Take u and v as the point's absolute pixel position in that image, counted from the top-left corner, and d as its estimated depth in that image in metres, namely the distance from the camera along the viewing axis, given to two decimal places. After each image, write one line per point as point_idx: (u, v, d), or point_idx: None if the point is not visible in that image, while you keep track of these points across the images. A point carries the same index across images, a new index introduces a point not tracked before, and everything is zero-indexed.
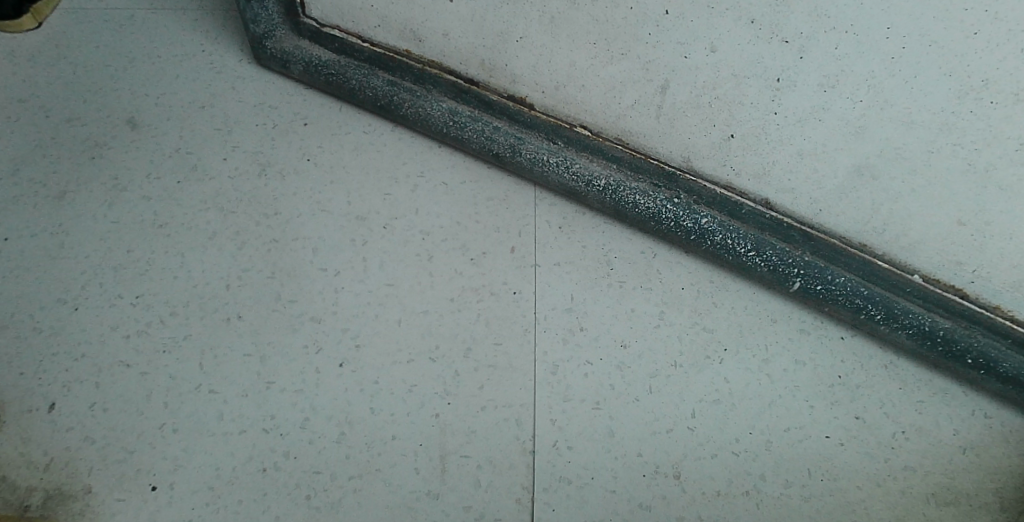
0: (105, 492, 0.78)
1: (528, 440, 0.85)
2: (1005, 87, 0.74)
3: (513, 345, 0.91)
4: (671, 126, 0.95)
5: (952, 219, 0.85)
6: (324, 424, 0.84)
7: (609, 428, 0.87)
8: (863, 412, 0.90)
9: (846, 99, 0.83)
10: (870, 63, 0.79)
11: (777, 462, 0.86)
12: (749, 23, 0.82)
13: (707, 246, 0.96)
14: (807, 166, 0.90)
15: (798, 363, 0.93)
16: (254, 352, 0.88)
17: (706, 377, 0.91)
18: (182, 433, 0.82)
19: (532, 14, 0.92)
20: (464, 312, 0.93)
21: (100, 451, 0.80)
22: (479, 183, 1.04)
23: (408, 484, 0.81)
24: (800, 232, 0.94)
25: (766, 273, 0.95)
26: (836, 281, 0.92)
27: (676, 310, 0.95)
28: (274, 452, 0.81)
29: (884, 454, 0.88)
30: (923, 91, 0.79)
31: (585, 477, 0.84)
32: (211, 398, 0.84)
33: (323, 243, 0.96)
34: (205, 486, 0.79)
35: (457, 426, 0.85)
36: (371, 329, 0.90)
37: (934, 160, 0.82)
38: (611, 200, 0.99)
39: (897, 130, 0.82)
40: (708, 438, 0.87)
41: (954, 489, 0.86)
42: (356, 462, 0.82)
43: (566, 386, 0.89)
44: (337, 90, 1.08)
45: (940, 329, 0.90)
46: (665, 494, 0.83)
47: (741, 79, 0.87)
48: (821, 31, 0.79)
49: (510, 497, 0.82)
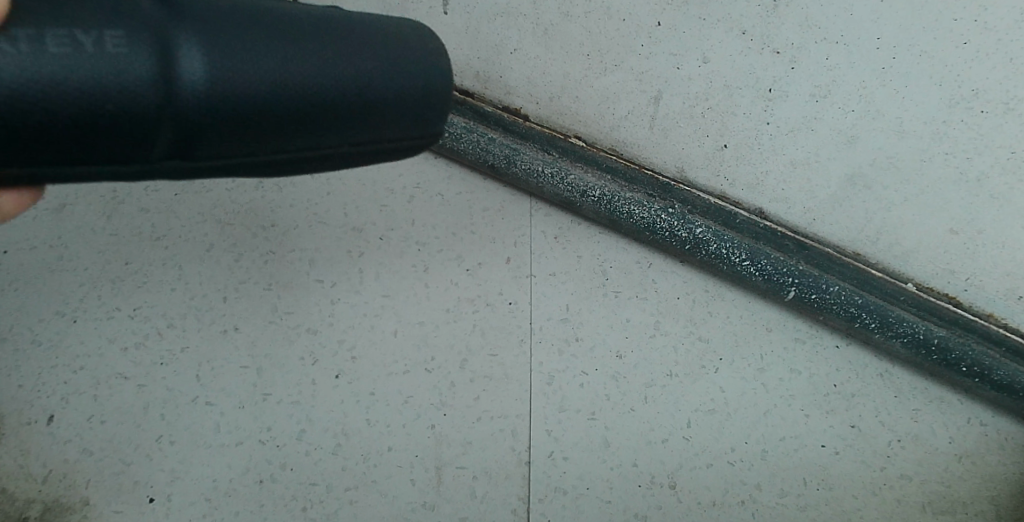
0: (105, 503, 0.82)
1: (524, 450, 0.86)
2: (994, 95, 0.78)
3: (508, 355, 0.92)
4: (664, 136, 0.94)
5: (944, 228, 0.86)
6: (321, 435, 0.86)
7: (605, 437, 0.87)
8: (858, 420, 0.90)
9: (837, 109, 0.84)
10: (860, 73, 0.81)
11: (772, 471, 0.87)
12: (740, 35, 0.85)
13: (702, 256, 0.93)
14: (798, 175, 0.90)
15: (794, 372, 0.93)
16: (251, 364, 0.90)
17: (702, 387, 0.91)
18: (179, 445, 0.85)
19: (526, 25, 0.94)
20: (459, 323, 0.94)
21: (99, 463, 0.83)
22: (474, 194, 1.03)
23: (405, 494, 0.84)
24: (793, 241, 0.93)
25: (762, 283, 0.92)
26: (830, 289, 0.90)
27: (672, 319, 0.95)
28: (270, 464, 0.84)
29: (880, 463, 0.88)
30: (913, 100, 0.81)
31: (580, 488, 0.85)
32: (209, 410, 0.87)
33: (321, 255, 0.97)
34: (201, 498, 0.83)
35: (453, 437, 0.87)
36: (367, 340, 0.92)
37: (927, 169, 0.84)
38: (605, 210, 0.94)
39: (888, 139, 0.84)
40: (703, 447, 0.88)
41: (947, 498, 0.86)
42: (352, 473, 0.84)
43: (562, 396, 0.90)
44: None
45: (936, 337, 0.88)
46: (661, 505, 0.84)
47: (733, 90, 0.88)
48: (812, 41, 0.82)
49: (506, 507, 0.83)
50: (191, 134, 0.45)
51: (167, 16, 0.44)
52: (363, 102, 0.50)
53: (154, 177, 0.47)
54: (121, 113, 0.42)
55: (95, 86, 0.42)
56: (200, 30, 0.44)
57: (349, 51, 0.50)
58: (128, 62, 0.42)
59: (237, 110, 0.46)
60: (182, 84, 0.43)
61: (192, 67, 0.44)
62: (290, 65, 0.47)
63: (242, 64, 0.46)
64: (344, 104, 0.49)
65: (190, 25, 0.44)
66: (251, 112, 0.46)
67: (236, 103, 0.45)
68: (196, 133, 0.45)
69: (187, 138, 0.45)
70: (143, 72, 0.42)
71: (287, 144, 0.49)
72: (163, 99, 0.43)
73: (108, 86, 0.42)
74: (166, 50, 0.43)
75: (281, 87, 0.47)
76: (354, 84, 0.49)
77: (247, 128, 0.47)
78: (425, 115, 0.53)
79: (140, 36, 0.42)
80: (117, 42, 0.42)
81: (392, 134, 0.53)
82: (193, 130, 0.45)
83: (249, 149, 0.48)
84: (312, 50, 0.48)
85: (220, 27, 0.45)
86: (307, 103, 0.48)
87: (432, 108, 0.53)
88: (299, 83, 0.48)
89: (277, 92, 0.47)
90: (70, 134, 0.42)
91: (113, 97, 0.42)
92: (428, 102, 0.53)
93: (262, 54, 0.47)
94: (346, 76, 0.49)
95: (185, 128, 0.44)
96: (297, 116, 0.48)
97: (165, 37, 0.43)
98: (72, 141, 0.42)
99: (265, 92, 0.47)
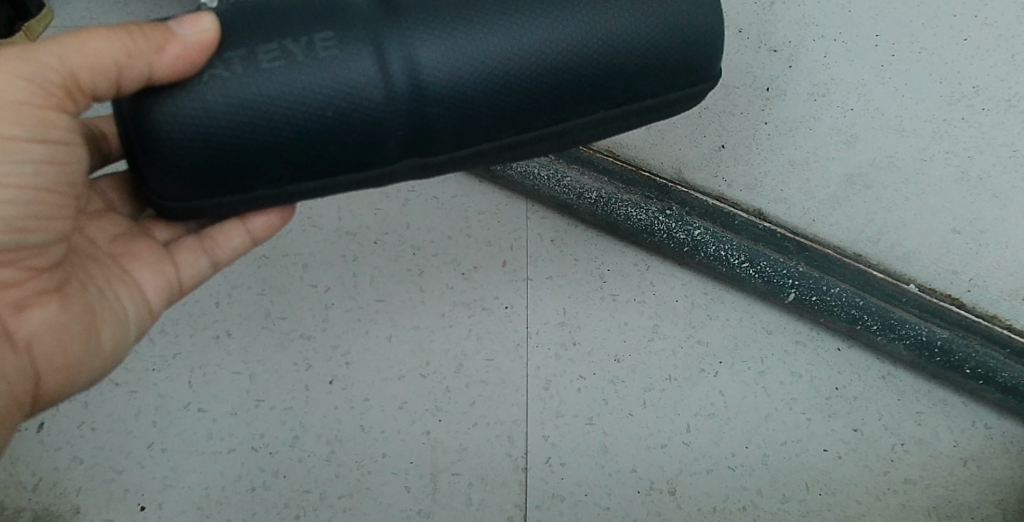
0: (94, 511, 0.80)
1: (521, 456, 0.85)
2: (995, 94, 0.74)
3: (505, 360, 0.91)
4: (661, 137, 0.95)
5: (946, 228, 0.84)
6: (314, 442, 0.85)
7: (602, 443, 0.86)
8: (861, 424, 0.89)
9: (837, 108, 0.81)
10: (859, 71, 0.78)
11: (773, 477, 0.85)
12: (736, 33, 0.82)
13: (701, 258, 0.92)
14: (799, 175, 0.88)
15: (795, 375, 0.92)
16: (243, 370, 0.89)
17: (701, 391, 0.90)
18: (170, 452, 0.84)
19: None
20: (455, 327, 0.93)
21: (90, 471, 0.82)
22: (468, 196, 1.02)
23: (400, 502, 0.82)
24: (793, 243, 0.92)
25: (760, 285, 0.91)
26: (830, 291, 0.89)
27: (671, 323, 0.94)
28: (263, 471, 0.83)
29: (884, 467, 0.86)
30: (914, 98, 0.78)
31: (578, 494, 0.83)
32: (201, 417, 0.86)
33: (315, 260, 0.96)
34: (192, 505, 0.81)
35: (449, 443, 0.85)
36: (362, 345, 0.91)
37: (927, 169, 0.81)
38: (602, 213, 0.94)
39: (888, 139, 0.81)
40: (702, 452, 0.86)
41: (953, 502, 0.85)
42: (345, 480, 0.83)
43: (559, 401, 0.88)
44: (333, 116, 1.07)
45: (938, 339, 0.87)
46: (660, 511, 0.83)
47: (731, 89, 0.86)
48: (810, 38, 0.79)
49: (502, 514, 0.82)
50: (422, 131, 0.54)
51: (380, 26, 0.53)
52: (576, 71, 0.55)
53: (401, 174, 0.57)
54: (346, 112, 0.52)
55: (327, 95, 0.52)
56: (412, 32, 0.53)
57: (564, 17, 0.55)
58: (354, 71, 0.52)
59: (461, 101, 0.54)
60: (397, 82, 0.53)
61: (416, 65, 0.53)
62: (510, 44, 0.54)
63: (456, 54, 0.53)
64: (562, 74, 0.55)
65: (405, 29, 0.53)
66: (471, 102, 0.54)
67: (453, 100, 0.54)
68: (429, 127, 0.54)
69: (422, 134, 0.54)
70: (359, 76, 0.52)
71: (524, 127, 0.56)
72: (384, 99, 0.53)
73: (332, 93, 0.52)
74: (391, 57, 0.52)
75: (497, 72, 0.54)
76: (560, 58, 0.55)
77: (470, 119, 0.55)
78: (659, 65, 0.57)
79: (348, 43, 0.52)
80: (329, 47, 0.52)
81: (623, 98, 0.58)
82: (420, 127, 0.54)
83: (478, 139, 0.56)
84: (526, 22, 0.54)
85: (434, 22, 0.53)
86: (525, 78, 0.55)
87: (669, 59, 0.57)
88: (508, 73, 0.54)
89: (492, 79, 0.54)
90: (313, 141, 0.53)
91: (340, 97, 0.52)
92: (657, 47, 0.57)
93: (473, 43, 0.54)
94: (560, 47, 0.55)
95: (420, 120, 0.54)
96: (513, 98, 0.55)
97: (379, 43, 0.52)
98: (314, 142, 0.53)
99: (482, 80, 0.54)
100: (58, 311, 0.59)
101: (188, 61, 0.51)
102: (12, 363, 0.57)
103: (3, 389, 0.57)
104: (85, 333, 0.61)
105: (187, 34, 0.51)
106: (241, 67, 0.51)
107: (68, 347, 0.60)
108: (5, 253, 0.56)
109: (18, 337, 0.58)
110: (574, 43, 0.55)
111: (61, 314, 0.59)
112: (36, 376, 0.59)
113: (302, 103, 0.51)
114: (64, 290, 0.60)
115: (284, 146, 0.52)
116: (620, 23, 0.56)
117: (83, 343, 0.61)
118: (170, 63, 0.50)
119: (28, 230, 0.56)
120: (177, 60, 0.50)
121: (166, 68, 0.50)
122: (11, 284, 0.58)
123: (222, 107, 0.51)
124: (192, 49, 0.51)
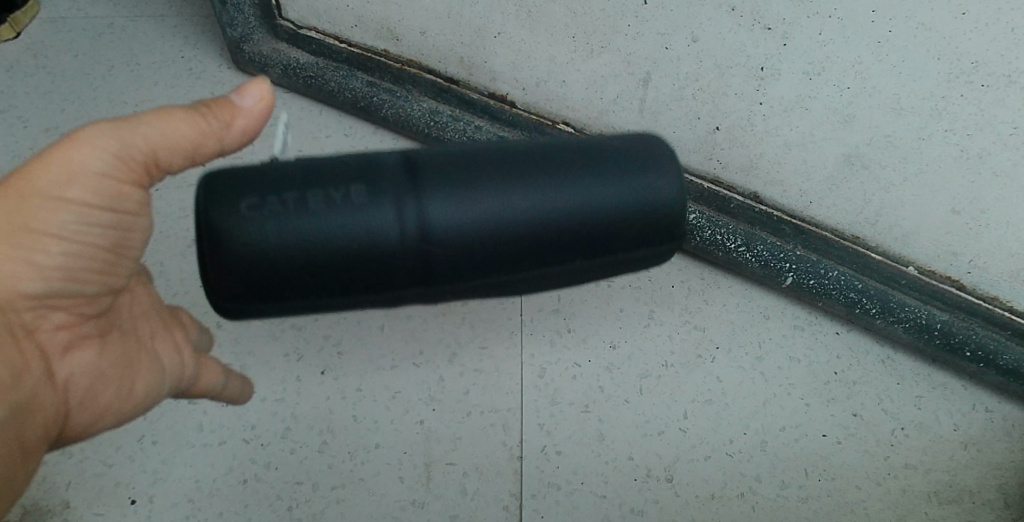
0: (84, 505, 0.79)
1: (515, 445, 0.84)
2: (996, 70, 0.69)
3: (499, 348, 0.90)
4: (655, 120, 0.93)
5: (945, 208, 0.82)
6: (306, 433, 0.84)
7: (599, 430, 0.85)
8: (860, 408, 0.88)
9: (832, 87, 0.78)
10: (856, 48, 0.74)
11: (773, 463, 0.84)
12: (728, 11, 0.78)
13: (697, 242, 0.95)
14: (794, 157, 0.87)
15: (792, 359, 0.91)
16: (234, 361, 0.87)
17: (698, 377, 0.89)
18: (161, 445, 0.82)
19: (509, 9, 0.90)
20: (448, 316, 0.92)
21: (79, 465, 0.81)
22: None
23: (393, 492, 0.81)
24: (790, 225, 0.93)
25: (757, 269, 0.93)
26: (829, 275, 0.91)
27: (666, 309, 0.93)
28: (254, 463, 0.82)
29: (884, 452, 0.85)
30: (911, 76, 0.74)
31: (574, 482, 0.82)
32: (191, 409, 0.84)
33: None
34: (183, 499, 0.80)
35: (443, 432, 0.84)
36: (354, 335, 0.90)
37: (925, 147, 0.78)
38: None
39: (885, 117, 0.78)
40: (701, 439, 0.85)
41: (955, 487, 0.83)
42: (338, 472, 0.82)
43: (554, 389, 0.87)
44: (372, 117, 1.05)
45: (937, 322, 0.88)
46: (658, 498, 0.81)
47: (725, 70, 0.83)
48: (803, 15, 0.75)
49: (498, 504, 0.80)
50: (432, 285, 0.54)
51: (405, 181, 0.52)
52: (596, 238, 0.55)
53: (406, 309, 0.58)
54: (360, 272, 0.52)
55: (343, 253, 0.52)
56: (437, 194, 0.52)
57: (596, 182, 0.55)
58: (381, 218, 0.51)
59: (476, 261, 0.54)
60: (414, 244, 0.52)
61: (436, 223, 0.52)
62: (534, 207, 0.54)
63: (480, 215, 0.53)
64: (580, 241, 0.55)
65: (429, 188, 0.52)
66: (484, 261, 0.54)
67: (467, 262, 0.53)
68: (442, 283, 0.54)
69: (433, 287, 0.54)
70: (376, 236, 0.52)
71: (533, 282, 0.57)
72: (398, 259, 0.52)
73: (350, 251, 0.52)
74: (413, 213, 0.52)
75: (517, 233, 0.53)
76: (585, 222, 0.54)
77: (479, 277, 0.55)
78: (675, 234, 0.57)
79: (370, 202, 0.51)
80: (355, 207, 0.51)
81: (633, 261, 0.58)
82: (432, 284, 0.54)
83: (484, 290, 0.56)
84: (559, 182, 0.54)
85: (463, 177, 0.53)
86: (546, 244, 0.54)
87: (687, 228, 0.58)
88: (528, 236, 0.54)
89: (510, 242, 0.54)
90: (324, 288, 0.53)
91: (355, 259, 0.52)
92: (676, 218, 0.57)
93: (499, 206, 0.53)
94: (585, 211, 0.54)
95: (430, 277, 0.54)
96: (529, 258, 0.55)
97: (404, 202, 0.52)
98: (326, 291, 0.53)
99: (498, 242, 0.53)
100: (96, 357, 0.62)
101: (251, 130, 0.60)
102: (48, 399, 0.59)
103: (37, 423, 0.58)
104: (116, 379, 0.63)
105: (248, 103, 0.59)
106: (268, 212, 0.51)
107: (102, 389, 0.62)
108: (60, 299, 0.59)
109: (58, 374, 0.60)
110: (599, 211, 0.55)
111: (100, 360, 0.62)
112: (66, 411, 0.61)
113: (321, 258, 0.52)
114: (105, 338, 0.63)
115: (303, 291, 0.53)
116: (647, 195, 0.55)
117: (114, 388, 0.63)
118: (235, 139, 0.59)
119: (84, 281, 0.59)
120: (240, 132, 0.59)
121: (230, 140, 0.59)
122: (62, 327, 0.60)
123: (244, 248, 0.51)
124: (252, 121, 0.60)
